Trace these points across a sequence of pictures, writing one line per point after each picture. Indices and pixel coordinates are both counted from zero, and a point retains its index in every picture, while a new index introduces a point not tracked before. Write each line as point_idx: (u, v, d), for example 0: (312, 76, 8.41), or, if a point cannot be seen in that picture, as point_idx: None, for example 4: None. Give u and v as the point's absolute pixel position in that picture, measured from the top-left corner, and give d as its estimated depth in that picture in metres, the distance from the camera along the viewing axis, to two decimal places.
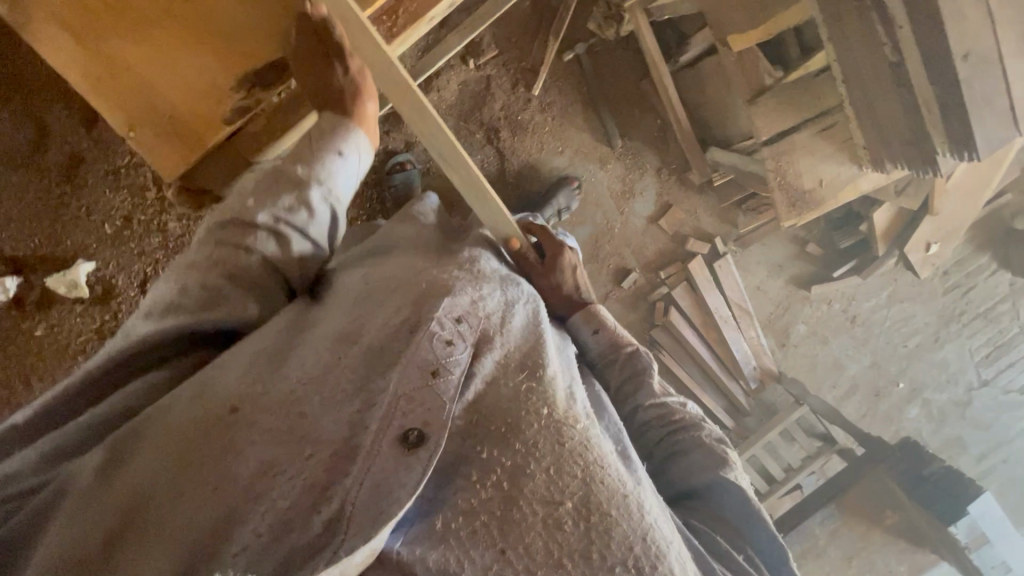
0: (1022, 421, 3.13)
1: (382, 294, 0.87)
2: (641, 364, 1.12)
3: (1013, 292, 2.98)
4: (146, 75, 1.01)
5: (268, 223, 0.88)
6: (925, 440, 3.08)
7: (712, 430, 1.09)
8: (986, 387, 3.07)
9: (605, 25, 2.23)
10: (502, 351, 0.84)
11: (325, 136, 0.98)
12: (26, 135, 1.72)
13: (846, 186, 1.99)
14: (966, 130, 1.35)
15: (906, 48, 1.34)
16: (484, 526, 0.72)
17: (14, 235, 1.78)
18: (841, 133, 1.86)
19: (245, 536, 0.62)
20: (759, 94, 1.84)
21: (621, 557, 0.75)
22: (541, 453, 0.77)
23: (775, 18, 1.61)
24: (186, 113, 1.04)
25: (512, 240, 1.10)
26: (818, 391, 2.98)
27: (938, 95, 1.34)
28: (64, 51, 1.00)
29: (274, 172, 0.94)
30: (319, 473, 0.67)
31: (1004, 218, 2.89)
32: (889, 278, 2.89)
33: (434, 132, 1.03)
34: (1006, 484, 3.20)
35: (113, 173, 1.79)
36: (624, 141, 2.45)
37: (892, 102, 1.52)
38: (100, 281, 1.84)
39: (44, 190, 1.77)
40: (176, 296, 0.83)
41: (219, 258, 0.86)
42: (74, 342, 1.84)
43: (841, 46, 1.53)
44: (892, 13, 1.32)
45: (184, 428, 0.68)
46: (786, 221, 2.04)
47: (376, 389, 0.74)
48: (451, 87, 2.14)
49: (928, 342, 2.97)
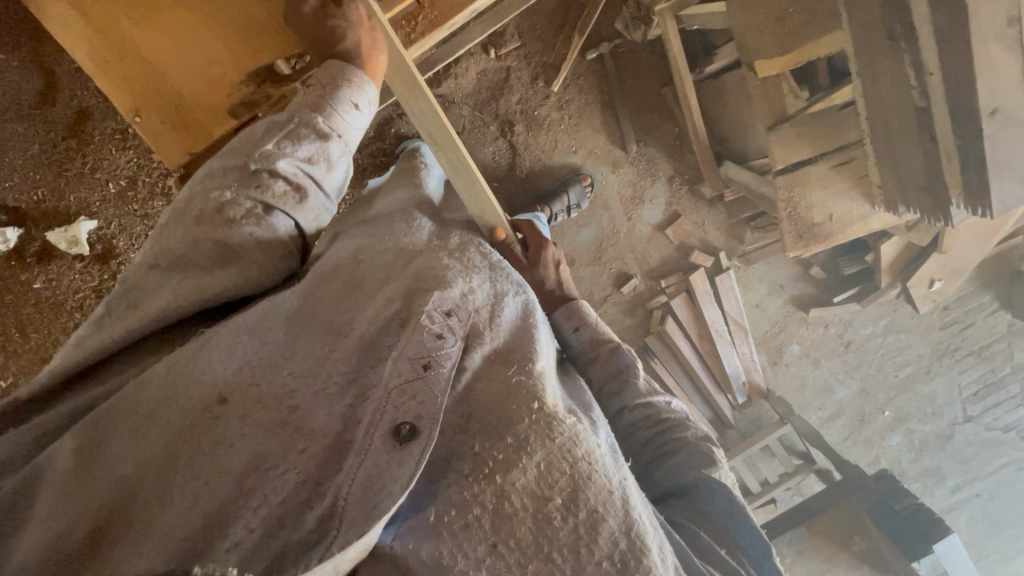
0: (999, 458, 3.17)
1: (372, 284, 0.87)
2: (625, 361, 1.10)
3: (1010, 333, 2.98)
4: (155, 61, 1.04)
5: (288, 172, 0.88)
6: (903, 468, 3.12)
7: (698, 429, 1.07)
8: (970, 423, 3.09)
9: (633, 26, 2.15)
10: (490, 347, 0.85)
11: (335, 86, 0.94)
12: (34, 85, 1.66)
13: (856, 223, 1.95)
14: (983, 185, 1.32)
15: (934, 93, 1.32)
16: (476, 520, 0.74)
17: (17, 185, 1.74)
18: (856, 169, 1.85)
19: (238, 533, 0.65)
20: (779, 122, 1.86)
21: (607, 552, 0.76)
22: (533, 448, 0.78)
23: (807, 46, 1.60)
24: (196, 103, 1.08)
25: (497, 231, 1.13)
26: (803, 411, 3.02)
27: (960, 147, 1.32)
28: (74, 31, 1.00)
29: (285, 119, 0.90)
30: (311, 468, 0.70)
31: (1011, 260, 2.88)
32: (888, 308, 2.88)
33: (426, 110, 1.09)
34: (977, 517, 3.26)
35: (122, 133, 1.76)
36: (640, 146, 2.41)
37: (913, 143, 1.50)
38: (102, 240, 1.85)
39: (51, 143, 1.72)
40: (186, 251, 0.83)
41: (232, 214, 0.84)
42: (72, 298, 1.87)
43: (869, 80, 1.53)
44: (926, 58, 1.30)
45: (171, 420, 0.70)
46: (791, 251, 1.99)
47: (367, 382, 0.76)
48: (469, 75, 2.08)
49: (918, 374, 2.98)
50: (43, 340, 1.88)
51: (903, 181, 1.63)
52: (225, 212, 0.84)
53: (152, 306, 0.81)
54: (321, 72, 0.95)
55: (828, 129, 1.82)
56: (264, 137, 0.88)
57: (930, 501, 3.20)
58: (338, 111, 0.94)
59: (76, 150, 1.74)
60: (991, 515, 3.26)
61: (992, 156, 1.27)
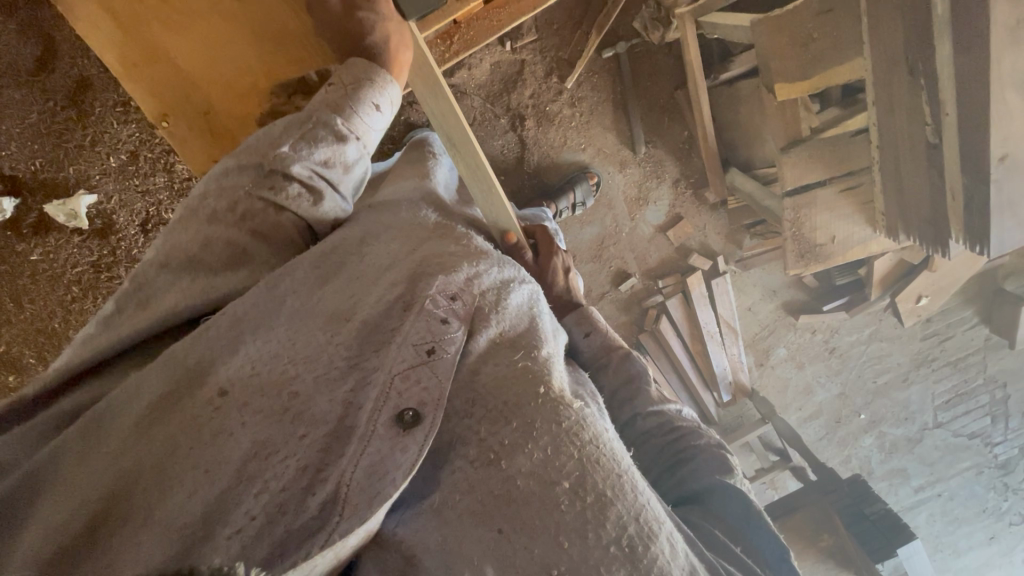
0: (963, 462, 3.32)
1: (375, 271, 0.89)
2: (635, 368, 1.14)
3: (987, 346, 3.07)
4: (185, 68, 1.13)
5: (303, 176, 0.90)
6: (872, 467, 3.28)
7: (711, 436, 1.10)
8: (939, 428, 3.23)
9: (651, 27, 2.10)
10: (495, 329, 0.87)
11: (358, 87, 0.95)
12: (32, 50, 1.59)
13: (857, 245, 2.06)
14: (984, 228, 1.40)
15: (946, 136, 1.42)
16: (481, 505, 0.77)
17: (14, 153, 1.68)
18: (861, 196, 1.92)
19: (240, 520, 0.66)
20: (792, 145, 1.89)
21: (614, 536, 0.77)
22: (538, 433, 0.80)
23: (827, 73, 1.64)
24: (223, 111, 1.16)
25: (510, 234, 1.14)
26: (784, 410, 3.13)
27: (967, 187, 1.40)
28: (106, 35, 1.09)
29: (304, 117, 0.93)
30: (313, 455, 0.72)
31: (997, 277, 2.93)
32: (873, 318, 2.95)
33: (444, 106, 1.08)
34: (937, 515, 3.44)
35: (123, 106, 1.69)
36: (648, 147, 2.39)
37: (919, 176, 1.59)
38: (101, 215, 1.80)
39: (50, 112, 1.66)
40: (198, 252, 0.87)
41: (245, 211, 0.88)
42: (70, 272, 1.83)
43: (885, 110, 1.60)
44: (941, 98, 1.39)
45: (171, 415, 0.72)
46: (792, 268, 2.11)
47: (369, 367, 0.78)
48: (483, 66, 2.03)
49: (896, 380, 3.09)
50: (40, 311, 1.85)
51: (903, 211, 1.74)
52: (238, 211, 0.88)
53: (162, 306, 0.84)
54: (344, 71, 0.96)
55: (839, 153, 1.85)
56: (283, 137, 0.90)
57: (893, 498, 3.37)
58: (359, 114, 0.95)
59: (75, 121, 1.68)
60: (949, 514, 3.44)
61: (997, 198, 1.34)
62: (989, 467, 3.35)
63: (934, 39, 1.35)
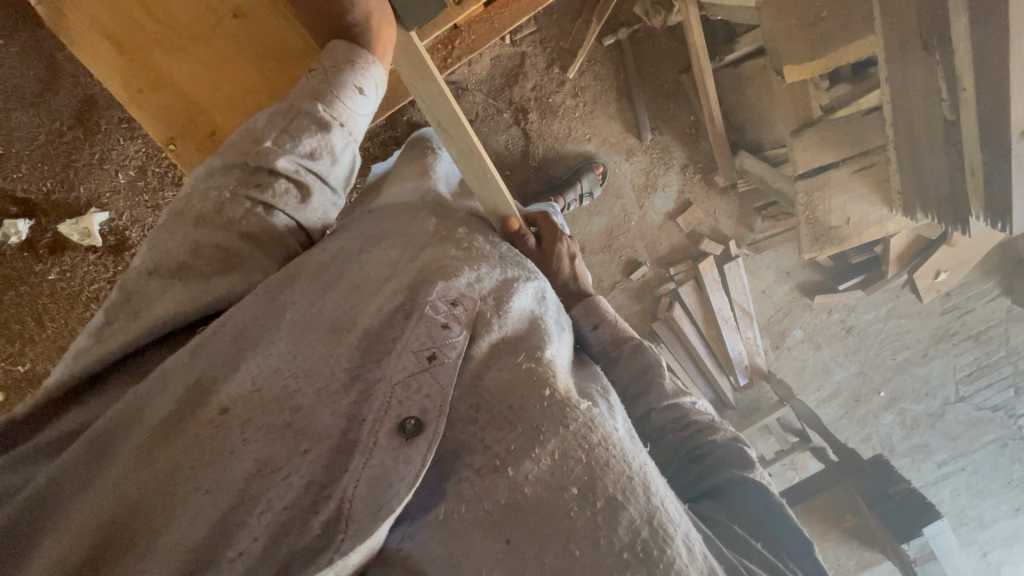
0: (986, 435, 3.29)
1: (375, 281, 0.90)
2: (648, 357, 1.12)
3: (1008, 318, 3.03)
4: (186, 89, 1.21)
5: (290, 170, 0.91)
6: (893, 444, 3.25)
7: (726, 430, 1.09)
8: (961, 403, 3.19)
9: (652, 12, 2.07)
10: (499, 333, 0.88)
11: (341, 71, 0.98)
12: (34, 73, 1.63)
13: (872, 227, 2.05)
14: (1005, 202, 1.45)
15: (963, 109, 1.42)
16: (488, 515, 0.77)
17: (24, 177, 1.71)
18: (876, 174, 1.90)
19: (243, 543, 0.68)
20: (805, 127, 1.87)
21: (627, 542, 0.77)
22: (545, 436, 0.80)
23: (838, 54, 1.60)
24: (224, 128, 1.24)
25: (510, 221, 1.13)
26: (801, 391, 3.11)
27: (985, 164, 1.45)
28: (109, 63, 1.17)
29: (287, 109, 0.95)
30: (316, 470, 0.73)
31: (1016, 248, 2.89)
32: (891, 295, 2.91)
33: (437, 102, 1.07)
34: (961, 490, 3.41)
35: (128, 122, 1.73)
36: (654, 135, 2.36)
37: (936, 155, 1.61)
38: (114, 232, 1.83)
39: (56, 133, 1.69)
40: (188, 257, 0.87)
41: (231, 214, 0.89)
42: (87, 290, 1.85)
43: (898, 88, 1.60)
44: (959, 74, 1.39)
45: (170, 436, 0.73)
46: (807, 253, 2.10)
47: (371, 379, 0.79)
48: (483, 61, 2.01)
49: (916, 356, 3.05)
50: (61, 329, 1.87)
51: (922, 191, 1.75)
52: (225, 213, 0.88)
53: (152, 314, 0.84)
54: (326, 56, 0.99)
55: (849, 133, 1.84)
56: (266, 132, 0.91)
57: (916, 474, 3.34)
58: (342, 99, 0.97)
59: (82, 140, 1.71)
60: (974, 488, 3.41)
61: (1016, 173, 1.40)
62: (1014, 439, 3.31)
63: (948, 14, 1.35)
